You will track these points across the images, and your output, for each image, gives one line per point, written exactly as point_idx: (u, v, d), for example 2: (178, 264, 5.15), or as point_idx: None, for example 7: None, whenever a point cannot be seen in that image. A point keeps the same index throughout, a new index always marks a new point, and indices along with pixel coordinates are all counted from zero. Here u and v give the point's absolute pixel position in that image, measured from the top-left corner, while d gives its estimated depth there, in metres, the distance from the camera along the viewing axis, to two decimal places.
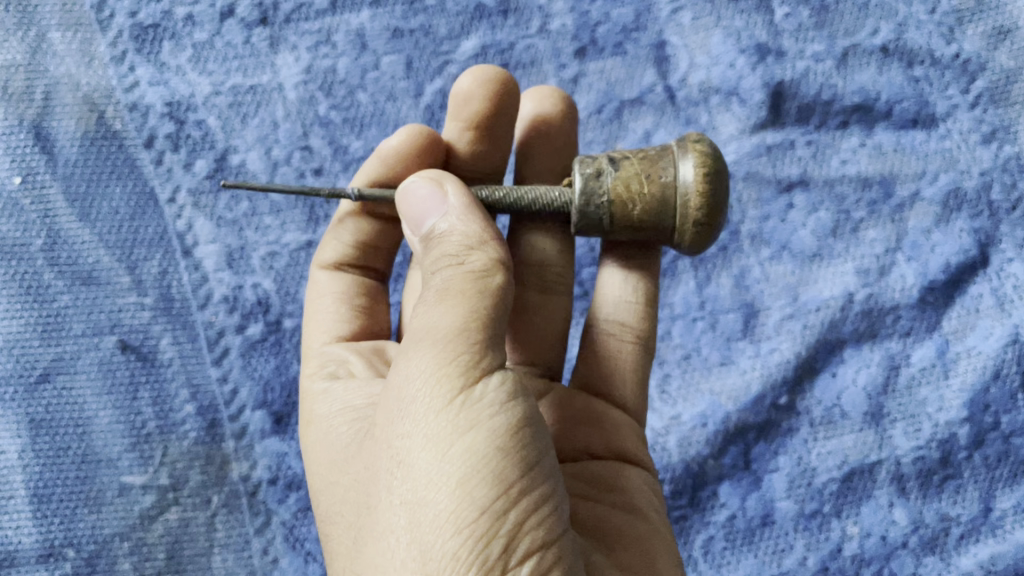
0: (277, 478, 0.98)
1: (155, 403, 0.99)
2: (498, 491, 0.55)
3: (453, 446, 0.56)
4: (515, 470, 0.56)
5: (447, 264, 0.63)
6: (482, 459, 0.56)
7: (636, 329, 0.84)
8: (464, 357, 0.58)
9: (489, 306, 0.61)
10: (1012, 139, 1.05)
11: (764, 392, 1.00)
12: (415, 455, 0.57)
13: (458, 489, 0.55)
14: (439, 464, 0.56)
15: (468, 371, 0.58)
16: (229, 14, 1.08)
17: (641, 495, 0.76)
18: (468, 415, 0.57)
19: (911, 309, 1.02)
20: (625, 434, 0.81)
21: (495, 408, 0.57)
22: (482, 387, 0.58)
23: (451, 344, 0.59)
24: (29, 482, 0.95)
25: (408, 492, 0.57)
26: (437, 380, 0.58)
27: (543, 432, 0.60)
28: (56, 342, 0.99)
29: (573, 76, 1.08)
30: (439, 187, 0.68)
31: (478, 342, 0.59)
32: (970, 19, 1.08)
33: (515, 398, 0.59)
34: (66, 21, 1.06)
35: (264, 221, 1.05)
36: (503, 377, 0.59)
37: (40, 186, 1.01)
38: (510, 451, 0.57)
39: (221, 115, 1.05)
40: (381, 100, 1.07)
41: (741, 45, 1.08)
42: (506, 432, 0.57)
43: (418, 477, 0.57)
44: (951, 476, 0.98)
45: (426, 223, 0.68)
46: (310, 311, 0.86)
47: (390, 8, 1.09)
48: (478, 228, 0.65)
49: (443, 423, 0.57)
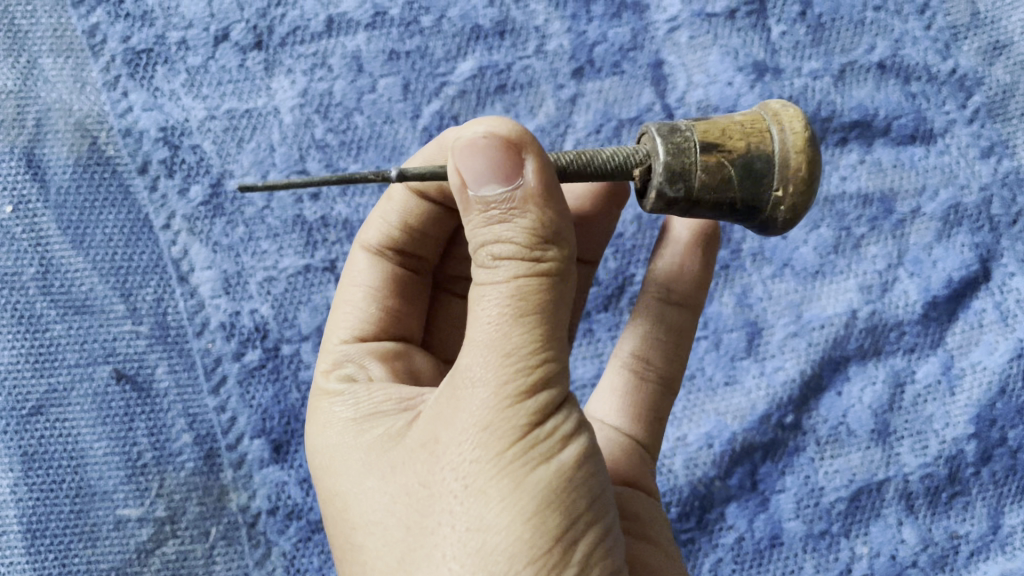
0: (277, 508, 0.96)
1: (151, 434, 0.97)
2: (570, 522, 0.57)
3: (528, 478, 0.57)
4: (584, 500, 0.58)
5: (518, 263, 0.58)
6: (555, 492, 0.57)
7: (660, 371, 0.85)
8: (542, 393, 0.58)
9: (558, 327, 0.59)
10: (1010, 153, 1.05)
11: (770, 411, 0.99)
12: (485, 482, 0.57)
13: (533, 519, 0.56)
14: (513, 495, 0.56)
15: (543, 405, 0.58)
16: (224, 39, 1.07)
17: (655, 525, 0.74)
18: (541, 448, 0.57)
19: (914, 324, 1.01)
20: (634, 464, 0.79)
21: (564, 440, 0.58)
22: (554, 422, 0.58)
23: (528, 376, 0.57)
24: (22, 517, 0.94)
25: (476, 518, 0.57)
26: (512, 413, 0.57)
27: (601, 462, 0.61)
28: (49, 373, 0.97)
29: (571, 96, 1.07)
30: (511, 151, 0.59)
31: (553, 373, 0.58)
32: (965, 35, 1.08)
33: (578, 427, 0.60)
34: (57, 47, 1.05)
35: (261, 246, 1.02)
36: (570, 409, 0.60)
37: (32, 215, 1.00)
38: (578, 482, 0.58)
39: (216, 140, 1.04)
40: (378, 123, 1.06)
41: (739, 63, 1.08)
42: (573, 463, 0.58)
43: (489, 505, 0.57)
44: (959, 493, 0.97)
45: (487, 189, 0.59)
46: (339, 299, 0.83)
47: (386, 30, 1.08)
48: (554, 220, 0.59)
49: (517, 455, 0.57)
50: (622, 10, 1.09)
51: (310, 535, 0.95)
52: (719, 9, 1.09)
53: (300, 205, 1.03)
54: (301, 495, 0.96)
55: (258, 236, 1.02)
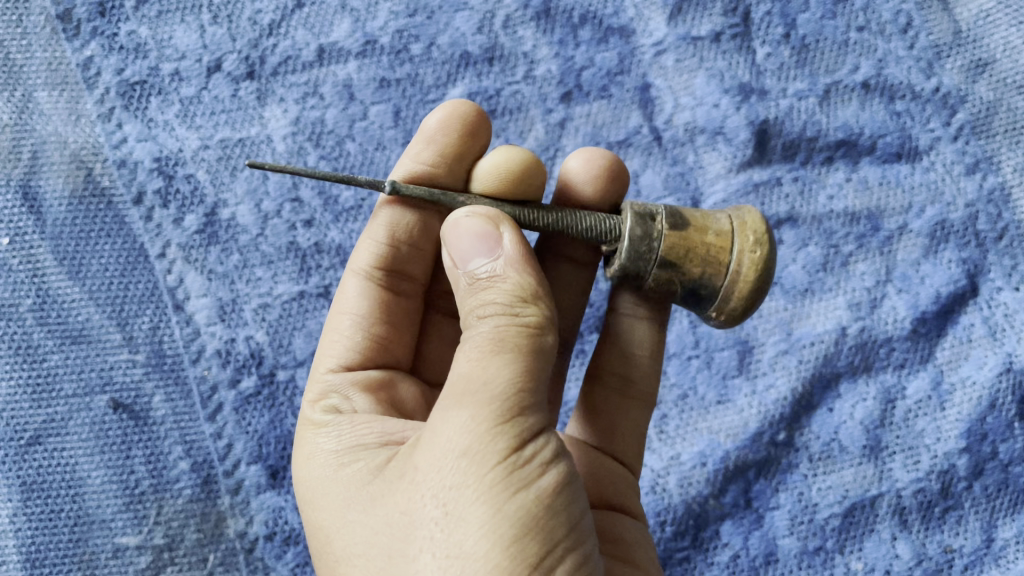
0: (274, 533, 0.96)
1: (148, 461, 0.97)
2: (548, 550, 0.58)
3: (507, 503, 0.57)
4: (561, 528, 0.59)
5: (500, 315, 0.62)
6: (534, 518, 0.58)
7: (636, 385, 0.84)
8: (519, 421, 0.59)
9: (539, 364, 0.61)
10: (995, 169, 1.06)
11: (763, 429, 1.00)
12: (465, 507, 0.58)
13: (511, 547, 0.57)
14: (492, 521, 0.57)
15: (522, 432, 0.59)
16: (217, 69, 1.09)
17: (638, 546, 0.76)
18: (520, 475, 0.58)
19: (903, 340, 1.02)
20: (618, 485, 0.81)
21: (542, 468, 0.59)
22: (532, 448, 0.59)
23: (507, 404, 0.59)
24: (22, 547, 0.95)
25: (455, 545, 0.57)
26: (492, 437, 0.58)
27: (579, 489, 0.62)
28: (46, 403, 0.98)
29: (560, 120, 1.09)
30: (493, 228, 0.65)
31: (530, 403, 0.60)
32: (948, 53, 1.10)
33: (558, 457, 0.61)
34: (52, 80, 1.06)
35: (255, 273, 1.03)
36: (549, 437, 0.61)
37: (29, 246, 1.02)
38: (557, 509, 0.59)
39: (210, 169, 1.05)
40: (370, 150, 1.07)
41: (724, 86, 1.09)
42: (552, 490, 0.59)
43: (468, 532, 0.57)
44: (951, 508, 0.98)
45: (473, 264, 0.64)
46: (328, 328, 0.84)
47: (377, 58, 1.09)
48: (533, 281, 0.63)
49: (496, 479, 0.58)
50: (609, 35, 1.11)
51: (307, 560, 0.95)
52: (705, 32, 1.11)
53: (294, 232, 1.04)
54: (298, 521, 0.96)
55: (252, 263, 1.03)
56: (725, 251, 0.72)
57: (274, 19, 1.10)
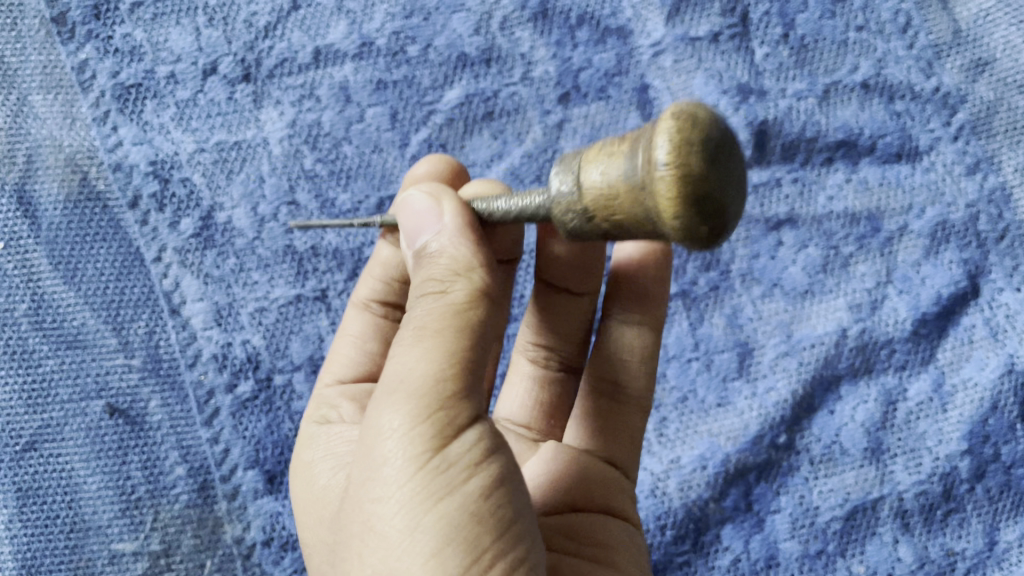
0: (271, 539, 0.95)
1: (144, 467, 0.97)
2: (476, 557, 0.55)
3: (427, 513, 0.55)
4: (491, 532, 0.56)
5: (431, 293, 0.62)
6: (457, 526, 0.55)
7: (633, 391, 0.84)
8: (440, 419, 0.57)
9: (466, 347, 0.59)
10: (996, 169, 1.06)
11: (763, 431, 0.99)
12: (387, 519, 0.56)
13: (431, 558, 0.54)
14: (411, 531, 0.55)
15: (444, 430, 0.57)
16: (213, 72, 1.08)
17: (626, 552, 0.73)
18: (442, 479, 0.56)
19: (905, 341, 1.01)
20: (613, 492, 0.77)
21: (469, 470, 0.57)
22: (457, 448, 0.57)
23: (426, 402, 0.57)
24: (17, 553, 0.94)
25: (381, 561, 0.56)
26: (409, 442, 0.56)
27: (520, 487, 0.59)
28: (42, 409, 0.98)
29: (558, 122, 1.08)
30: (436, 203, 0.67)
31: (453, 397, 0.58)
32: (948, 53, 1.09)
33: (490, 454, 0.58)
34: (47, 83, 1.06)
35: (252, 277, 1.03)
36: (480, 432, 0.58)
37: (24, 251, 1.01)
38: (485, 513, 0.56)
39: (206, 172, 1.05)
40: (367, 153, 1.07)
41: (723, 86, 1.09)
42: (480, 494, 0.56)
43: (391, 546, 0.55)
44: (954, 510, 0.97)
45: (421, 240, 0.66)
46: (332, 351, 0.87)
47: (373, 60, 1.09)
48: (467, 253, 0.63)
49: (415, 487, 0.56)
50: (606, 35, 1.10)
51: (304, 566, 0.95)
52: (703, 33, 1.10)
53: (291, 235, 1.03)
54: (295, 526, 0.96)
55: (248, 267, 1.03)
56: (639, 151, 0.55)
57: (269, 21, 1.09)
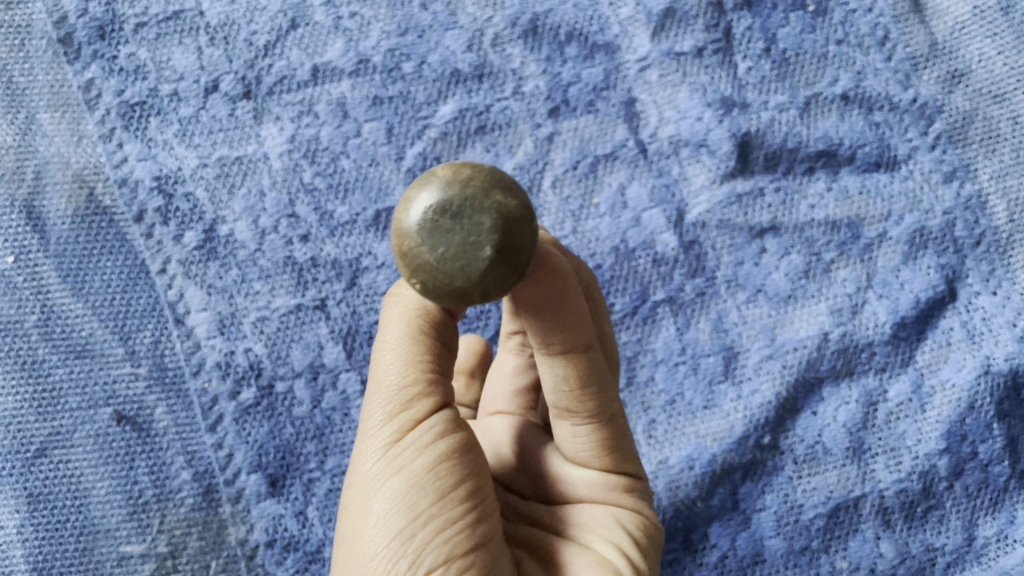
0: (275, 540, 0.99)
1: (151, 472, 1.00)
2: (412, 519, 0.66)
3: (380, 486, 0.68)
4: (428, 498, 0.67)
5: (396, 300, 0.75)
6: (400, 495, 0.67)
7: (583, 411, 0.76)
8: (400, 413, 0.70)
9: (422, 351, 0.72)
10: (972, 177, 1.09)
11: (748, 432, 1.03)
12: (357, 492, 0.69)
13: (377, 520, 0.67)
14: (367, 499, 0.68)
15: (402, 423, 0.70)
16: (214, 90, 1.12)
17: (589, 526, 0.78)
18: (394, 459, 0.68)
19: (885, 344, 1.05)
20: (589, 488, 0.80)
21: (418, 451, 0.68)
22: (412, 435, 0.69)
23: (390, 400, 0.70)
24: (28, 556, 0.97)
25: (349, 524, 0.69)
26: (378, 432, 0.70)
27: (470, 467, 0.69)
28: (51, 417, 1.01)
29: (548, 135, 1.12)
30: None
31: (413, 396, 0.70)
32: (925, 65, 1.13)
33: (443, 437, 0.69)
34: (54, 102, 1.10)
35: (253, 287, 1.06)
36: (435, 421, 0.70)
37: (33, 264, 1.05)
38: (426, 484, 0.67)
39: (209, 187, 1.08)
40: (364, 166, 1.10)
41: (707, 99, 1.13)
42: (423, 469, 0.68)
43: (355, 512, 0.69)
44: (933, 507, 1.01)
45: None
46: None
47: (369, 77, 1.13)
48: None
49: (375, 467, 0.69)
50: (595, 51, 1.14)
51: (306, 566, 0.98)
52: (687, 48, 1.14)
53: (290, 247, 1.07)
54: (297, 527, 0.99)
55: (251, 278, 1.06)
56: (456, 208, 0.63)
57: (269, 41, 1.13)
